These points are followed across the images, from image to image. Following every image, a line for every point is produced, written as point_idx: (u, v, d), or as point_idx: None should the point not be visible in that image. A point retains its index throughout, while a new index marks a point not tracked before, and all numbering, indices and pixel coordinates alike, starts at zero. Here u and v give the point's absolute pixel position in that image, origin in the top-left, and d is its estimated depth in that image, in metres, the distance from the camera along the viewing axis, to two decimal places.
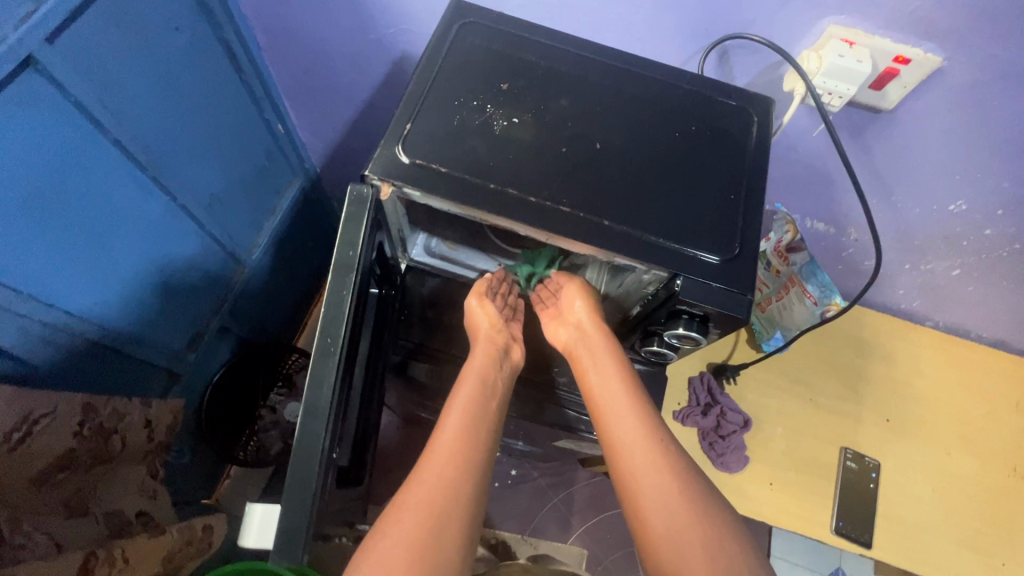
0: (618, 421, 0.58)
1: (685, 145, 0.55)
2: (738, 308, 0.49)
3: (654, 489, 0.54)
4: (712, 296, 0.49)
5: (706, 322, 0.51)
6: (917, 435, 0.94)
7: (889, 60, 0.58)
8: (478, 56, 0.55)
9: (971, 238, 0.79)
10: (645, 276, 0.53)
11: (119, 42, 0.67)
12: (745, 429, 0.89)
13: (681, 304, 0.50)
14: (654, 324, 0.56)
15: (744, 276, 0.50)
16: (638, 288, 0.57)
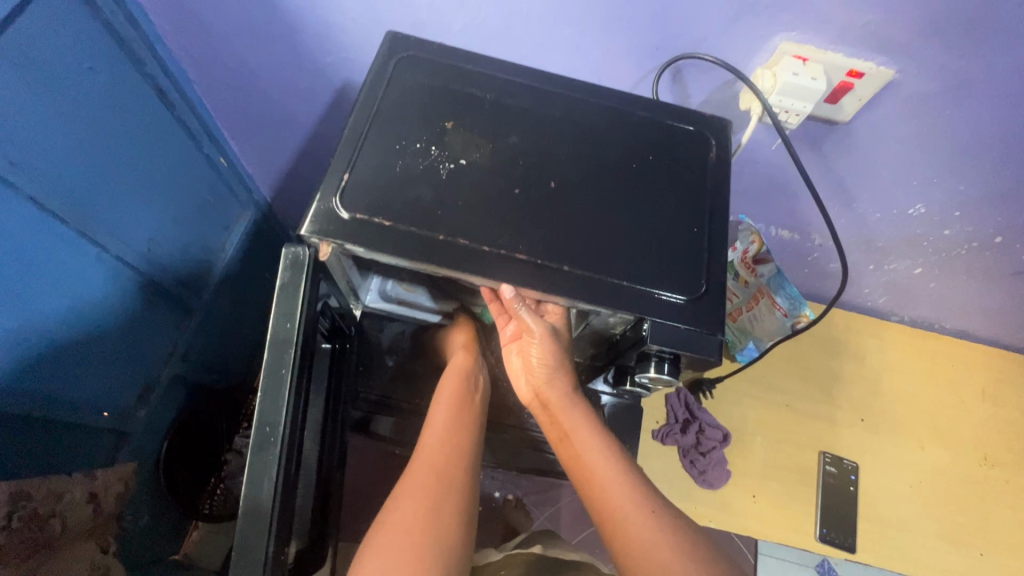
0: (590, 449, 0.57)
1: (643, 176, 0.52)
2: (707, 349, 0.47)
3: (640, 513, 0.52)
4: (684, 337, 0.47)
5: (677, 363, 0.49)
6: (893, 433, 0.94)
7: (843, 74, 0.57)
8: (419, 94, 0.51)
9: (932, 238, 0.80)
10: (611, 318, 0.51)
11: (25, 90, 0.61)
12: (725, 443, 0.88)
13: (652, 347, 0.48)
14: (626, 363, 0.54)
15: (713, 315, 0.48)
16: (604, 328, 0.54)
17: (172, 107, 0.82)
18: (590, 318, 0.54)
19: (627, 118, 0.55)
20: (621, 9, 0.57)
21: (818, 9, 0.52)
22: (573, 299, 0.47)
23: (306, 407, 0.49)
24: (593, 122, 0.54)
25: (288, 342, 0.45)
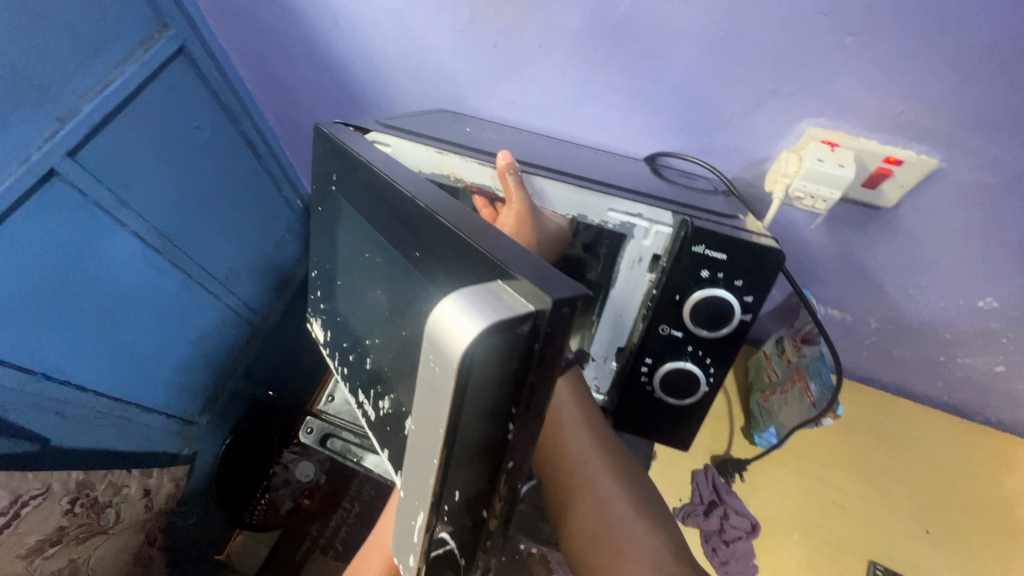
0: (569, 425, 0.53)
1: (637, 166, 0.61)
2: (756, 241, 0.47)
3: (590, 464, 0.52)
4: (739, 235, 0.47)
5: (728, 278, 0.49)
6: (967, 553, 0.80)
7: (879, 161, 0.53)
8: (450, 117, 0.66)
9: (1011, 335, 0.71)
10: (646, 253, 0.50)
11: (138, 141, 0.73)
12: (752, 535, 0.80)
13: (698, 251, 0.48)
14: (669, 312, 0.52)
15: (749, 227, 0.50)
16: (638, 293, 0.53)
17: (261, 158, 0.96)
18: (621, 276, 0.52)
19: (623, 163, 0.62)
20: (645, 90, 0.59)
21: (844, 95, 0.51)
22: (605, 201, 0.49)
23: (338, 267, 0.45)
24: (593, 160, 0.61)
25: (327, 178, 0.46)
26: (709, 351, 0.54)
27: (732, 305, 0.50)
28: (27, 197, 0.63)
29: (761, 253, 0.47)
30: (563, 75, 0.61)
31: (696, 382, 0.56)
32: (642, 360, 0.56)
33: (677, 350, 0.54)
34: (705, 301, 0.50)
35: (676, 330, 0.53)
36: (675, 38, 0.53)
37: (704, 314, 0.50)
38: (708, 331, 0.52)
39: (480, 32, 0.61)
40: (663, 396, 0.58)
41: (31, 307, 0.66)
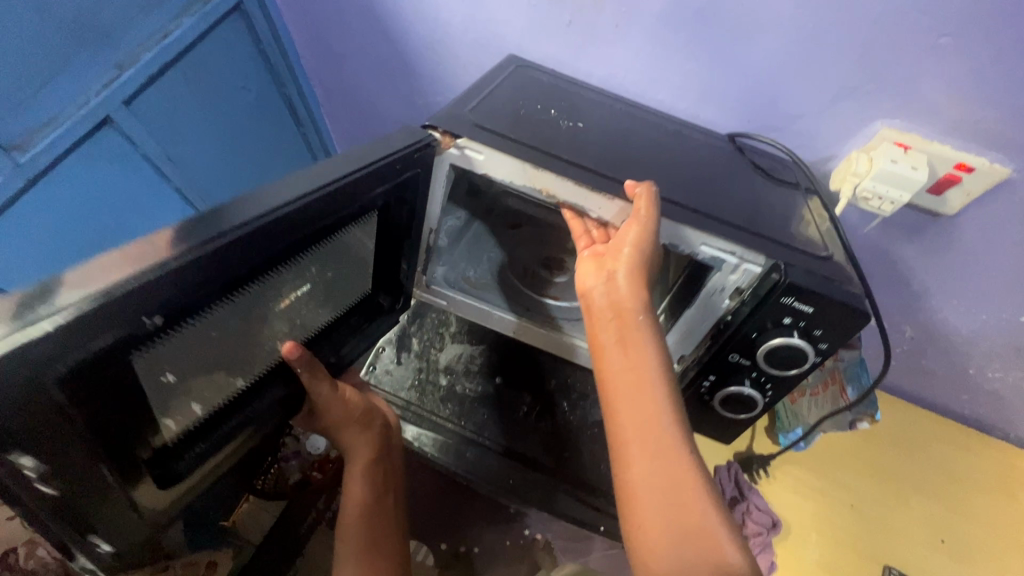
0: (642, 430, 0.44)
1: (723, 158, 0.59)
2: (853, 300, 0.46)
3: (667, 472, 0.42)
4: (833, 289, 0.46)
5: (810, 330, 0.48)
6: (979, 564, 0.81)
7: (950, 166, 0.53)
8: (534, 85, 0.61)
9: None
10: (729, 286, 0.51)
11: (188, 97, 0.72)
12: (774, 532, 0.81)
13: (786, 301, 0.47)
14: (742, 346, 0.52)
15: (842, 274, 0.48)
16: (708, 319, 0.54)
17: (301, 127, 0.92)
18: (700, 301, 0.53)
19: (706, 149, 0.59)
20: (718, 81, 0.58)
21: (925, 98, 0.51)
22: (700, 234, 0.50)
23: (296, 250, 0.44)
24: (678, 149, 0.59)
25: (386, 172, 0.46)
26: (772, 382, 0.54)
27: (809, 352, 0.49)
28: (79, 143, 0.61)
29: (851, 313, 0.46)
30: (635, 59, 0.60)
31: (753, 402, 0.57)
32: (702, 379, 0.56)
33: (740, 376, 0.55)
34: (778, 346, 0.50)
35: (745, 361, 0.53)
36: (760, 28, 0.53)
37: (780, 355, 0.50)
38: (776, 369, 0.52)
39: (555, 9, 0.60)
40: (718, 409, 0.59)
41: (72, 254, 0.66)
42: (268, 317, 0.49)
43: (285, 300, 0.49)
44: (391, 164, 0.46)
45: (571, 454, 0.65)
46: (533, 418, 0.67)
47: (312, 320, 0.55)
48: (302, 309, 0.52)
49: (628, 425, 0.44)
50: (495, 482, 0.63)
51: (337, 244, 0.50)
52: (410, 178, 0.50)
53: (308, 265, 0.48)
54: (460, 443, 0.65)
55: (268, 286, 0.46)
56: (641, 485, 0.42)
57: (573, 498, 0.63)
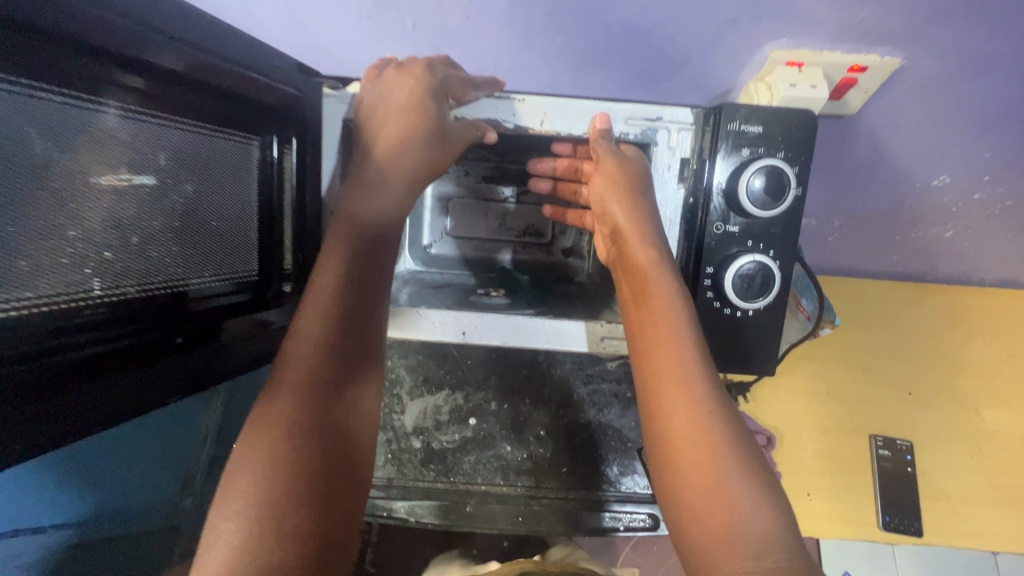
0: (675, 360, 0.46)
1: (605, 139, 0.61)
2: (797, 120, 0.49)
3: (697, 386, 0.44)
4: (777, 109, 0.49)
5: (775, 150, 0.49)
6: (942, 402, 0.90)
7: (844, 71, 0.52)
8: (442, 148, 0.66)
9: (960, 204, 0.73)
10: (675, 159, 0.52)
11: None
12: (769, 448, 0.85)
13: (734, 127, 0.49)
14: (719, 205, 0.51)
15: (792, 126, 0.49)
16: (675, 208, 0.54)
17: None
18: (655, 183, 0.53)
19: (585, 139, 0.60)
20: (595, 43, 0.53)
21: (808, 11, 0.48)
22: (625, 108, 0.52)
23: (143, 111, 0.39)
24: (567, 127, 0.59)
25: (288, 91, 0.49)
26: (771, 243, 0.52)
27: (791, 173, 0.49)
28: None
29: (800, 119, 0.49)
30: (497, 47, 0.54)
31: (769, 279, 0.51)
32: (702, 274, 0.52)
33: (737, 245, 0.52)
34: (754, 172, 0.49)
35: (731, 227, 0.51)
36: None
37: (762, 190, 0.49)
38: (765, 211, 0.50)
39: (395, 16, 0.52)
40: (743, 309, 0.53)
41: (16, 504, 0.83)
42: (82, 205, 0.38)
43: (108, 176, 0.39)
44: (232, 46, 0.42)
45: (569, 468, 0.62)
46: (519, 450, 0.63)
47: (158, 243, 0.43)
48: (130, 211, 0.41)
49: (655, 351, 0.46)
50: (507, 523, 0.60)
51: (185, 134, 0.43)
52: (291, 108, 0.50)
53: (135, 126, 0.39)
54: (459, 499, 0.61)
55: (54, 123, 0.34)
56: (675, 406, 0.44)
57: (586, 509, 0.61)
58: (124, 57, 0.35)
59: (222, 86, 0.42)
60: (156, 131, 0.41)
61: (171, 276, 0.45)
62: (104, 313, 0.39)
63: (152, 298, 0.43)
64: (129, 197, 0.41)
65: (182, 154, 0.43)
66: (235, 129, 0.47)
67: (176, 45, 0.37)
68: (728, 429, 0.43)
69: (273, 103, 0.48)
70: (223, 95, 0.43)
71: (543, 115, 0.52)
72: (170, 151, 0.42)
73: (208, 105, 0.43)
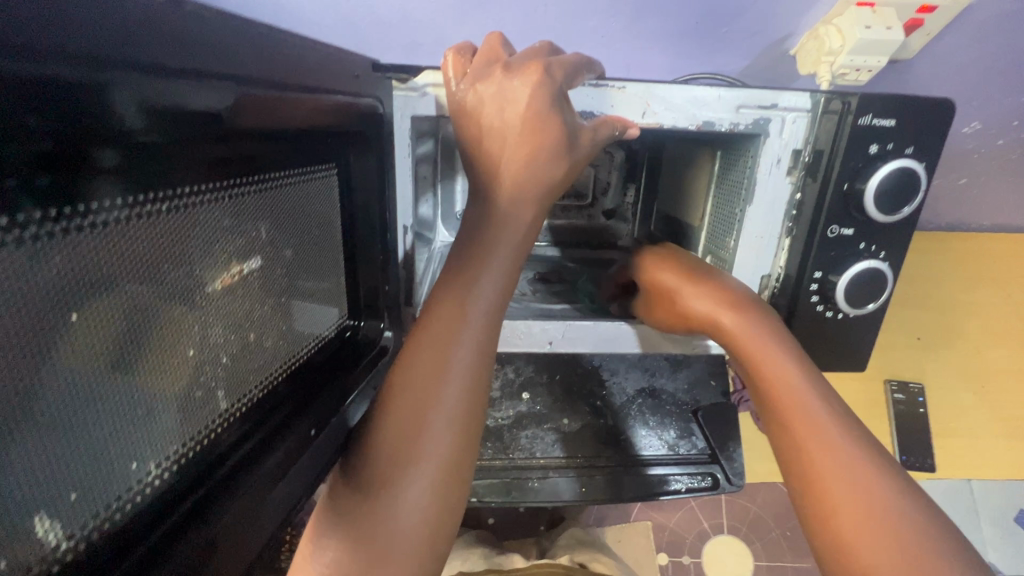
0: (816, 438, 0.40)
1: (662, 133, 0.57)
2: (927, 111, 0.42)
3: (853, 466, 0.38)
4: (903, 94, 0.42)
5: (901, 145, 0.43)
6: (950, 344, 0.94)
7: (914, 11, 0.51)
8: None
9: (984, 150, 0.73)
10: (785, 151, 0.45)
11: None
12: None
13: (865, 122, 0.42)
14: (833, 204, 0.45)
15: (926, 119, 0.43)
16: (780, 203, 0.47)
17: None
18: (760, 179, 0.46)
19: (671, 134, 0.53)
20: None
21: None
22: (737, 94, 0.44)
23: (238, 181, 0.32)
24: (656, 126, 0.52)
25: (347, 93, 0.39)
26: (884, 244, 0.47)
27: (921, 175, 0.44)
28: None
29: (933, 105, 0.42)
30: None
31: (883, 283, 0.48)
32: (809, 278, 0.48)
33: (848, 251, 0.47)
34: (883, 176, 0.43)
35: (846, 229, 0.46)
36: None
37: (886, 192, 0.44)
38: (888, 213, 0.45)
39: None
40: (849, 312, 0.49)
41: None
42: (202, 315, 0.32)
43: (221, 277, 0.33)
44: (296, 62, 0.33)
45: (628, 436, 0.61)
46: (577, 422, 0.62)
47: (270, 329, 0.38)
48: (245, 306, 0.35)
49: (794, 426, 0.41)
50: (571, 496, 0.59)
51: (278, 189, 0.36)
52: (365, 125, 0.42)
53: (231, 203, 0.32)
54: (520, 475, 0.59)
55: (158, 231, 0.28)
56: (846, 495, 0.37)
57: (649, 476, 0.60)
58: (204, 116, 0.26)
59: (293, 126, 0.34)
60: (252, 203, 0.34)
61: (282, 358, 0.39)
62: (231, 429, 0.34)
63: (272, 392, 0.38)
64: (238, 287, 0.34)
65: (277, 219, 0.37)
66: (311, 162, 0.39)
67: (236, 86, 0.28)
68: (911, 513, 0.36)
69: (340, 118, 0.39)
70: (303, 124, 0.35)
71: (647, 105, 0.44)
72: (265, 219, 0.36)
73: (291, 136, 0.35)
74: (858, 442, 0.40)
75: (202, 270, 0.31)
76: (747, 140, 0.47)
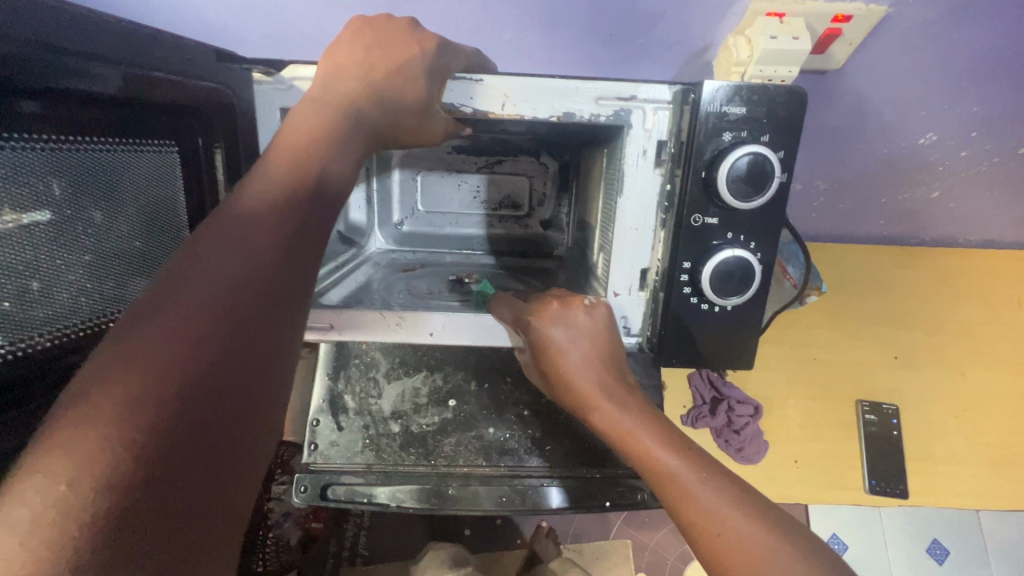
0: (722, 524, 0.42)
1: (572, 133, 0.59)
2: (774, 102, 0.44)
3: (755, 541, 0.40)
4: (755, 85, 0.44)
5: (754, 133, 0.45)
6: (928, 364, 0.90)
7: (828, 21, 0.55)
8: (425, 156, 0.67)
9: (947, 161, 0.69)
10: (650, 142, 0.47)
11: None
12: (757, 416, 0.85)
13: (715, 109, 0.44)
14: (697, 193, 0.46)
15: (778, 109, 0.44)
16: (649, 194, 0.48)
17: None
18: (628, 169, 0.48)
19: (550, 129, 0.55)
20: None
21: None
22: (595, 88, 0.46)
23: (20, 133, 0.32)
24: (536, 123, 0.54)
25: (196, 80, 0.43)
26: (750, 234, 0.48)
27: (775, 161, 0.45)
28: None
29: (779, 95, 0.44)
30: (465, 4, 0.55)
31: (751, 273, 0.48)
32: (678, 268, 0.48)
33: (714, 240, 0.48)
34: (736, 163, 0.44)
35: (710, 218, 0.47)
36: None
37: (742, 177, 0.45)
38: (745, 200, 0.46)
39: None
40: (721, 303, 0.49)
41: None
42: None
43: None
44: (97, 34, 0.34)
45: (552, 447, 0.61)
46: (503, 430, 0.61)
47: (65, 282, 0.38)
48: (29, 254, 0.35)
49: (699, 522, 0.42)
50: (491, 505, 0.58)
51: (77, 149, 0.36)
52: (209, 107, 0.45)
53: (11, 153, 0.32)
54: (440, 482, 0.59)
55: None
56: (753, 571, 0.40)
57: (572, 487, 0.59)
58: None
59: (94, 92, 0.35)
60: (43, 158, 0.34)
61: (78, 313, 0.39)
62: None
63: (57, 344, 0.38)
64: (21, 235, 0.34)
65: (79, 179, 0.37)
66: (137, 134, 0.40)
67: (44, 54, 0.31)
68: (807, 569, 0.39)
69: (172, 99, 0.41)
70: (117, 97, 0.37)
71: (505, 97, 0.46)
72: (64, 175, 0.36)
73: (101, 106, 0.36)
74: (754, 510, 0.42)
75: None
76: (617, 133, 0.49)
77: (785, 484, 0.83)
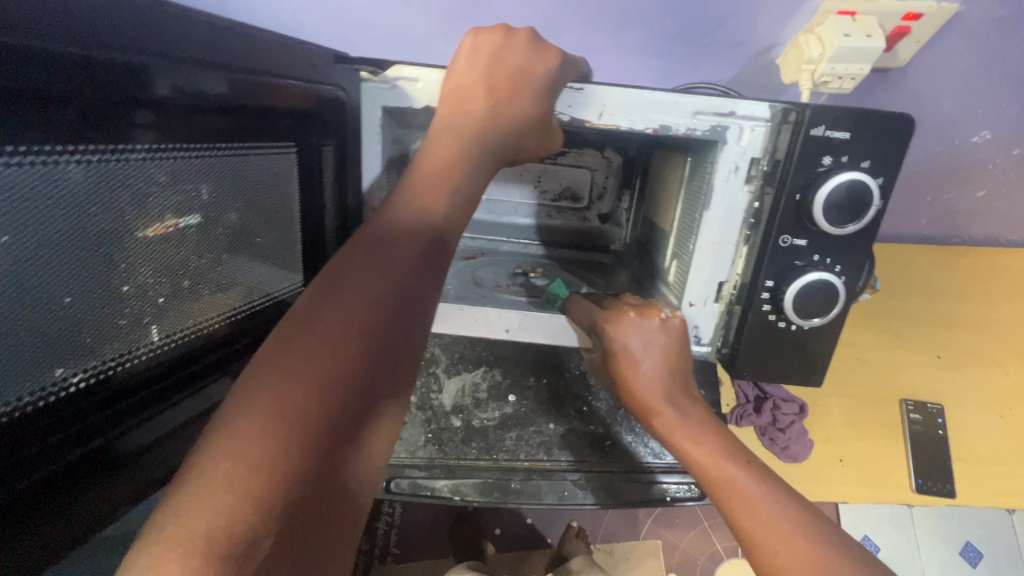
0: (778, 539, 0.41)
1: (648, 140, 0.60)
2: (880, 132, 0.45)
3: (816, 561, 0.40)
4: (858, 110, 0.45)
5: (854, 158, 0.46)
6: (973, 364, 0.89)
7: (900, 18, 0.56)
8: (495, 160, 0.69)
9: (997, 159, 0.69)
10: (743, 159, 0.48)
11: None
12: (802, 415, 0.85)
13: (818, 134, 0.45)
14: (788, 214, 0.47)
15: (881, 140, 0.45)
16: (737, 209, 0.49)
17: None
18: (718, 187, 0.49)
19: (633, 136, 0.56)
20: None
21: None
22: (694, 100, 0.47)
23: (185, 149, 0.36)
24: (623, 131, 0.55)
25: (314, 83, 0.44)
26: (836, 257, 0.49)
27: (874, 188, 0.46)
28: None
29: (885, 123, 0.44)
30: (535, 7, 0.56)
31: (834, 295, 0.49)
32: (761, 286, 0.50)
33: (800, 262, 0.49)
34: (835, 189, 0.45)
35: (798, 240, 0.48)
36: None
37: (839, 204, 0.46)
38: (839, 225, 0.47)
39: None
40: (800, 322, 0.51)
41: None
42: (131, 259, 0.36)
43: (153, 227, 0.37)
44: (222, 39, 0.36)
45: (613, 441, 0.61)
46: (562, 425, 0.62)
47: (209, 279, 0.42)
48: (182, 254, 0.39)
49: (755, 533, 0.42)
50: (551, 498, 0.59)
51: (229, 160, 0.40)
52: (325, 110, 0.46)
53: (172, 165, 0.36)
54: (501, 475, 0.59)
55: (95, 183, 0.32)
56: None
57: (632, 482, 0.60)
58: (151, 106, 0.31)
59: (236, 104, 0.37)
60: (198, 167, 0.38)
61: (221, 309, 0.44)
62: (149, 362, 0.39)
63: (205, 336, 0.42)
64: (173, 240, 0.38)
65: (222, 184, 0.40)
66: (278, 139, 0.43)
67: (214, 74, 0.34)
68: None
69: (296, 104, 0.43)
70: (262, 109, 0.39)
71: (603, 107, 0.47)
72: (211, 184, 0.39)
73: (250, 122, 0.39)
74: (816, 527, 0.42)
75: (135, 220, 0.35)
76: (708, 147, 0.50)
77: (830, 480, 0.82)
